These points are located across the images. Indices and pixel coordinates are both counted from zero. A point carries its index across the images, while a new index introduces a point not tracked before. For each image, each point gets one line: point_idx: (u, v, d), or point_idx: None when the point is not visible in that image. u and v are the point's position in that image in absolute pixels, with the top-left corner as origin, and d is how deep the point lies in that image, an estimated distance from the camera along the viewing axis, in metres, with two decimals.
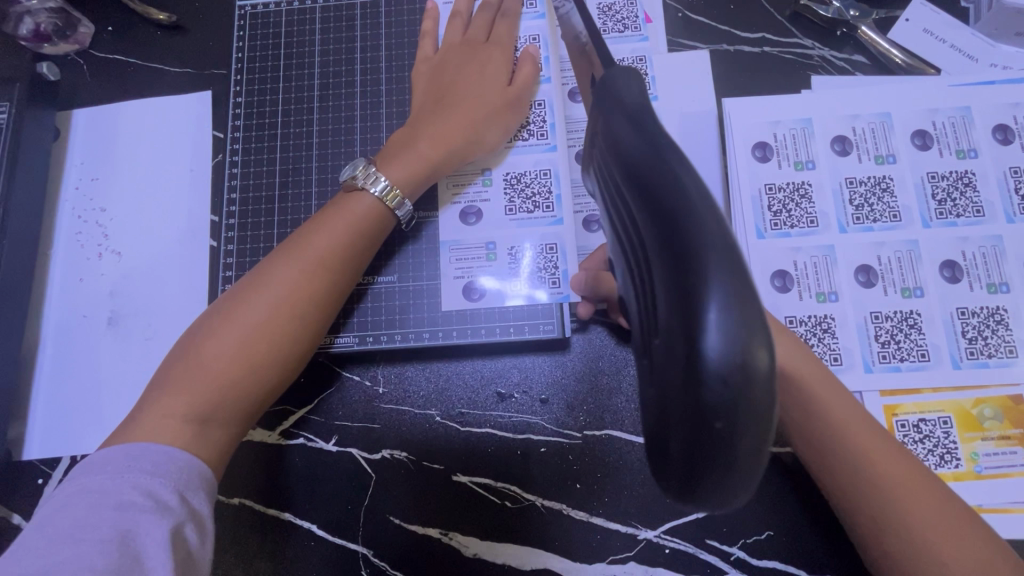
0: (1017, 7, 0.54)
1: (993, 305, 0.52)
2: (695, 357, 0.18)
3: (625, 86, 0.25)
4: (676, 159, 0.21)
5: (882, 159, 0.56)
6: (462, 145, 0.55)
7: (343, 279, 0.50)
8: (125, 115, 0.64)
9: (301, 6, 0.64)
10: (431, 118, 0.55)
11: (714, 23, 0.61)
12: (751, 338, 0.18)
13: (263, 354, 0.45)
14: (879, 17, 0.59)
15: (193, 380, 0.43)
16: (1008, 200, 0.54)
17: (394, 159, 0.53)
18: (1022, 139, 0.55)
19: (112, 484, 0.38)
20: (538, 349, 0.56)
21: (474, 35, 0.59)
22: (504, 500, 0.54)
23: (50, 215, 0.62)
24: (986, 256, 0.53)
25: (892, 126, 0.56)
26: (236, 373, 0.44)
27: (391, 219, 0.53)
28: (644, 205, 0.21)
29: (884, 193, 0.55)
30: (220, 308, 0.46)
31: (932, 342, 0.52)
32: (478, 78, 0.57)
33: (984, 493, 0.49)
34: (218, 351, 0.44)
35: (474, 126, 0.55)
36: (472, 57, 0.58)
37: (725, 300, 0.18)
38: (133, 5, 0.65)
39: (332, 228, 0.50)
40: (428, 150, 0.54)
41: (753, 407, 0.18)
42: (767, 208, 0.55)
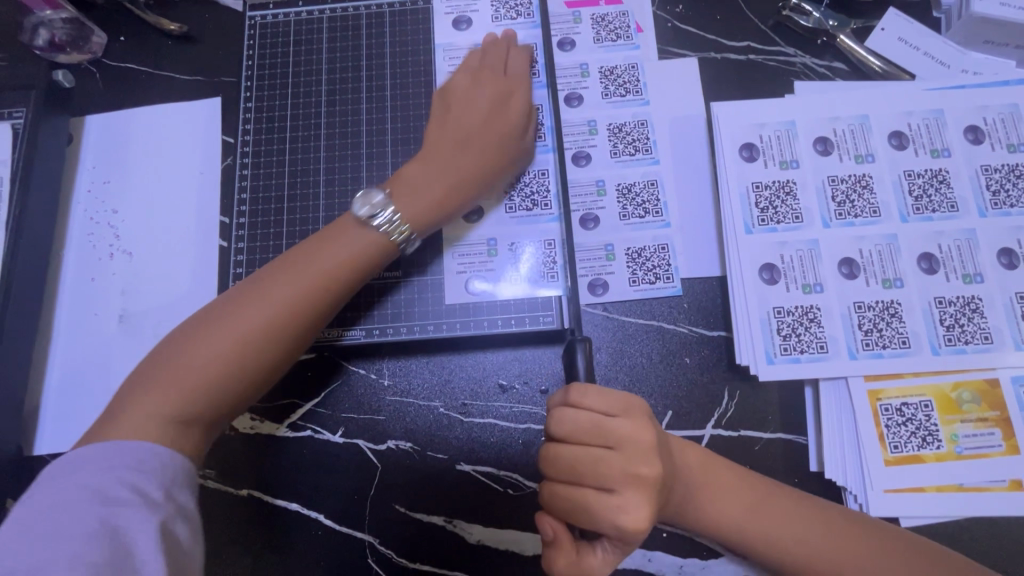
0: (984, 16, 0.58)
1: (969, 295, 0.55)
2: None
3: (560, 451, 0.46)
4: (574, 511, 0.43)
5: (862, 158, 0.59)
6: (473, 189, 0.56)
7: (338, 299, 0.51)
8: (136, 120, 0.67)
9: (309, 16, 0.67)
10: (446, 159, 0.56)
11: (702, 32, 0.65)
12: None
13: (243, 364, 0.46)
14: (856, 26, 0.63)
15: (176, 382, 0.44)
16: (980, 196, 0.57)
17: (406, 198, 0.54)
18: (992, 139, 0.58)
19: (97, 481, 0.38)
20: (538, 341, 0.59)
21: (492, 68, 0.60)
22: (507, 488, 0.55)
23: (63, 217, 0.64)
24: (960, 249, 0.56)
25: (871, 127, 0.59)
26: (218, 380, 0.45)
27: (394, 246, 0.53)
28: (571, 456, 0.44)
29: (864, 191, 0.58)
30: (213, 313, 0.47)
31: (912, 330, 0.55)
32: (493, 125, 0.57)
33: (963, 473, 0.52)
34: (206, 357, 0.45)
35: (485, 171, 0.56)
36: (492, 100, 0.58)
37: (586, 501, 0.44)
38: (146, 16, 0.67)
39: (335, 247, 0.51)
40: (439, 195, 0.55)
41: None
42: (754, 205, 0.58)
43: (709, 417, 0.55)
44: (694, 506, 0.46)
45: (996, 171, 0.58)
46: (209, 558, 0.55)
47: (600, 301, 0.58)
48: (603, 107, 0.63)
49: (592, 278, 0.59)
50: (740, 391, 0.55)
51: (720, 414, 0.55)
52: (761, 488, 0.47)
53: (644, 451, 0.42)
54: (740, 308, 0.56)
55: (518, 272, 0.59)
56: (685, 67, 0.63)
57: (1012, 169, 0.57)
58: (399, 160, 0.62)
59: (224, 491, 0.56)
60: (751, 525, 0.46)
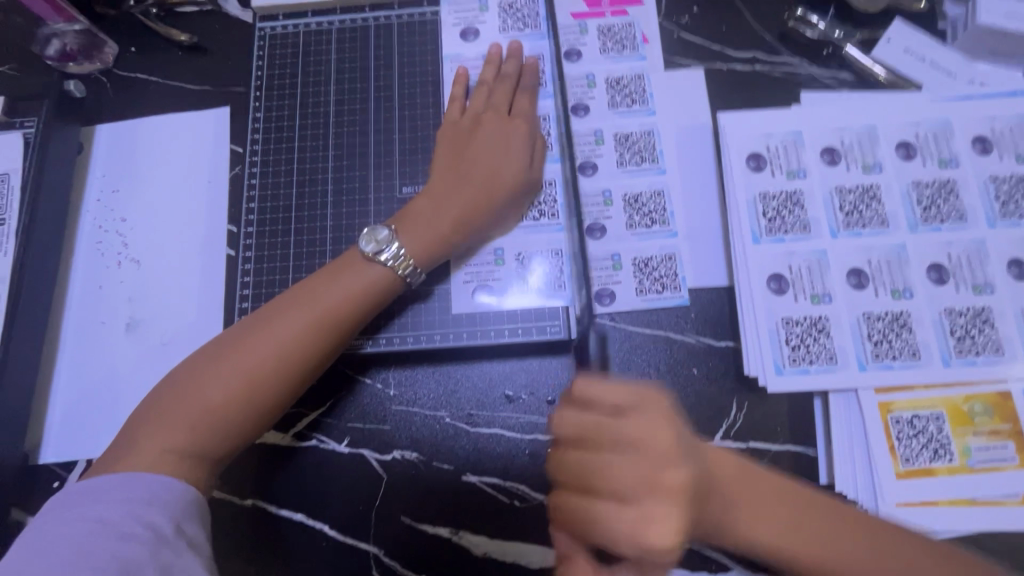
0: (989, 28, 0.59)
1: (979, 306, 0.54)
2: None
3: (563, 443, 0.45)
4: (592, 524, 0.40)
5: (869, 168, 0.59)
6: (479, 224, 0.57)
7: (344, 336, 0.52)
8: (146, 130, 0.67)
9: (318, 27, 0.68)
10: (453, 194, 0.56)
11: (708, 43, 0.65)
12: None
13: (252, 401, 0.48)
14: (862, 37, 0.64)
15: (187, 418, 0.46)
16: (989, 206, 0.57)
17: (413, 231, 0.55)
18: (1000, 149, 0.58)
19: (112, 515, 0.40)
20: (546, 351, 0.58)
21: (498, 103, 0.60)
22: (513, 499, 0.55)
23: (71, 226, 0.65)
24: (970, 259, 0.56)
25: (877, 138, 0.59)
26: (227, 417, 0.47)
27: (401, 284, 0.54)
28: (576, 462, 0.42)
29: (872, 201, 0.58)
30: (223, 349, 0.49)
31: (922, 341, 0.54)
32: (501, 158, 0.58)
33: (976, 487, 0.51)
34: (215, 394, 0.47)
35: (491, 207, 0.57)
36: (497, 138, 0.58)
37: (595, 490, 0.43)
38: (156, 27, 0.68)
39: (343, 285, 0.52)
40: (448, 230, 0.55)
41: None
42: (761, 215, 0.58)
43: (718, 429, 0.54)
44: (730, 521, 0.41)
45: (1005, 181, 0.57)
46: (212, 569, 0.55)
47: (607, 310, 0.58)
48: (609, 117, 0.63)
49: (599, 288, 0.59)
50: (749, 402, 0.55)
51: (728, 426, 0.54)
52: (799, 496, 0.42)
53: (663, 451, 0.40)
54: (748, 319, 0.56)
55: (525, 284, 0.59)
56: (691, 78, 0.64)
57: (1021, 180, 0.57)
58: (406, 169, 0.63)
59: (229, 501, 0.56)
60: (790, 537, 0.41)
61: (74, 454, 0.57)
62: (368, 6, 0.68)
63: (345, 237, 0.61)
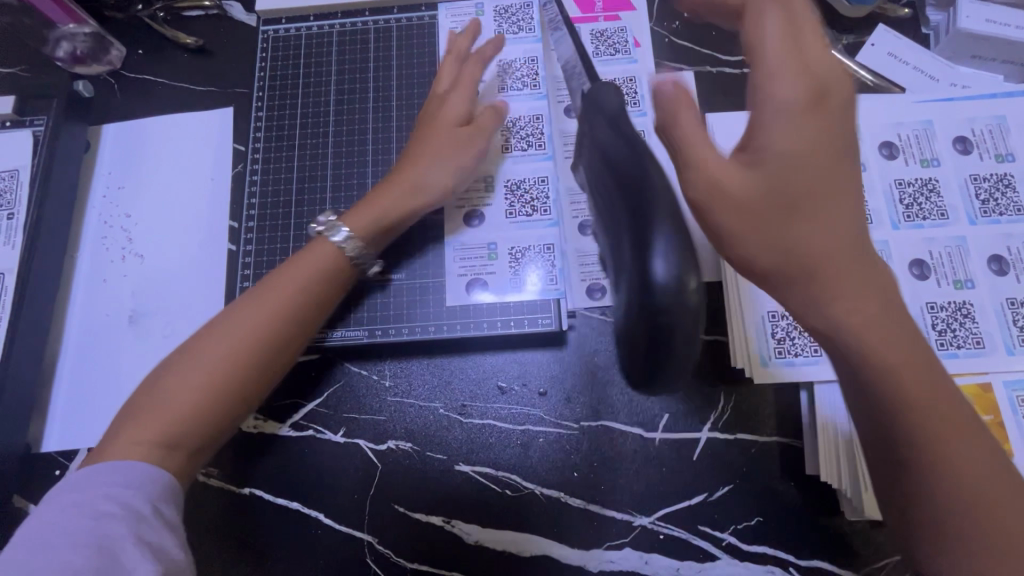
0: (969, 33, 0.61)
1: (960, 300, 0.56)
2: (649, 284, 0.31)
3: (608, 98, 0.36)
4: (652, 169, 0.33)
5: None
6: (410, 197, 0.56)
7: (306, 315, 0.50)
8: (152, 129, 0.69)
9: (319, 30, 0.70)
10: (388, 177, 0.57)
11: (697, 47, 0.67)
12: (685, 268, 0.31)
13: (225, 387, 0.46)
14: (847, 42, 0.66)
15: (156, 412, 0.44)
16: (970, 204, 0.59)
17: (348, 213, 0.55)
18: (980, 149, 0.60)
19: (84, 499, 0.40)
20: (537, 344, 0.60)
21: (440, 89, 0.61)
22: (505, 489, 0.56)
23: (78, 221, 0.66)
24: (951, 255, 0.57)
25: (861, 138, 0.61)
26: (200, 404, 0.45)
27: (343, 260, 0.53)
28: (617, 171, 0.34)
29: None
30: (188, 342, 0.47)
31: None
32: (435, 134, 0.58)
33: None
34: (181, 383, 0.45)
35: (421, 180, 0.56)
36: (431, 117, 0.59)
37: (665, 254, 0.31)
38: (164, 30, 0.70)
39: (301, 266, 0.51)
40: (377, 206, 0.55)
41: (684, 310, 0.30)
42: None
43: (705, 420, 0.56)
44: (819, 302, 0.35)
45: (985, 180, 0.59)
46: (212, 556, 0.56)
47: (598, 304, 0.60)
48: None
49: (590, 283, 0.61)
50: (736, 394, 0.57)
51: (716, 417, 0.56)
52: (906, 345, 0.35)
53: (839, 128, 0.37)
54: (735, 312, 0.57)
55: (518, 278, 0.60)
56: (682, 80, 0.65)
57: (1000, 179, 0.59)
58: None
59: (227, 490, 0.57)
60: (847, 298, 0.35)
61: (76, 443, 0.59)
62: (369, 10, 0.70)
63: None
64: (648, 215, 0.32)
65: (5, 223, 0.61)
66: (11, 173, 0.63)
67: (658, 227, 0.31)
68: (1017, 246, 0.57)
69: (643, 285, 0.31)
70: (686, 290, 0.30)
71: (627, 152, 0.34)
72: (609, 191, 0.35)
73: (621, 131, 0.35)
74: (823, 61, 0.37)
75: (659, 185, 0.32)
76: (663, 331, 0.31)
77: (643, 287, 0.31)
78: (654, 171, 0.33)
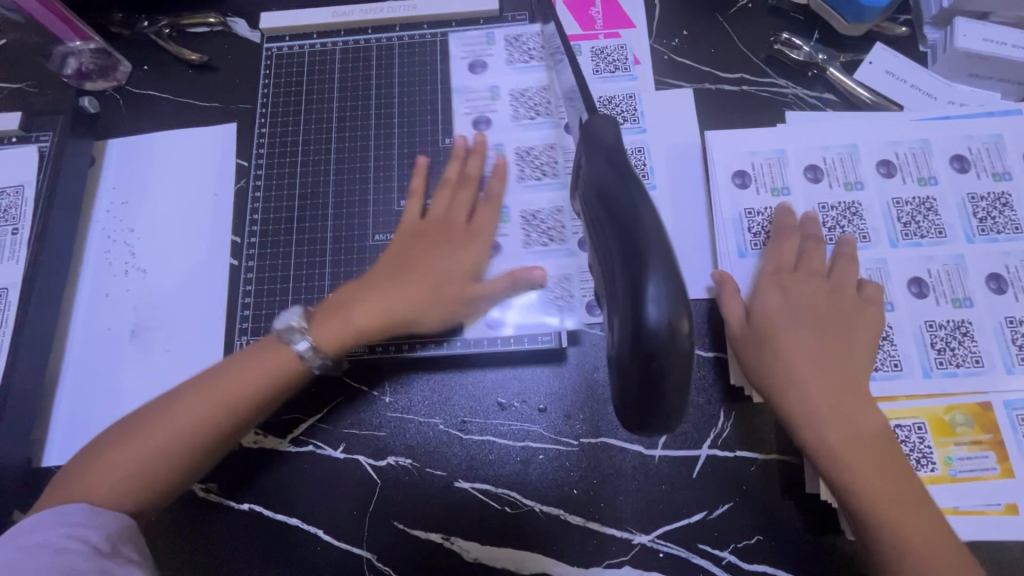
0: (966, 52, 0.61)
1: (958, 319, 0.56)
2: (642, 324, 0.29)
3: (603, 129, 0.34)
4: (643, 204, 0.30)
5: (850, 185, 0.61)
6: (398, 321, 0.52)
7: (248, 410, 0.48)
8: (156, 144, 0.70)
9: (323, 47, 0.71)
10: (378, 286, 0.52)
11: (697, 64, 0.68)
12: (679, 309, 0.28)
13: (151, 469, 0.46)
14: (845, 60, 0.66)
15: (85, 481, 0.45)
16: (968, 222, 0.59)
17: (324, 322, 0.51)
18: (977, 167, 0.60)
19: (47, 535, 0.41)
20: (537, 361, 0.60)
21: (455, 209, 0.57)
22: (505, 506, 0.56)
23: (82, 236, 0.67)
24: (949, 274, 0.57)
25: (858, 157, 0.61)
26: (125, 483, 0.45)
27: (301, 369, 0.50)
28: (607, 205, 0.31)
29: (853, 218, 0.60)
30: (136, 416, 0.48)
31: (904, 353, 0.55)
32: (429, 260, 0.54)
33: (959, 496, 0.52)
34: (115, 459, 0.45)
35: (413, 307, 0.52)
36: (438, 237, 0.56)
37: (657, 294, 0.28)
38: (169, 46, 0.71)
39: (250, 366, 0.48)
40: (358, 326, 0.51)
41: (678, 351, 0.29)
42: (746, 230, 0.60)
43: (706, 437, 0.56)
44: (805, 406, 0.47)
45: (982, 199, 0.59)
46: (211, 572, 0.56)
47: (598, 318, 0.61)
48: None
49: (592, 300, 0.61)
50: (737, 412, 0.57)
51: (716, 434, 0.56)
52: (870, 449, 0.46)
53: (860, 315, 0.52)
54: None
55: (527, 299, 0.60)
56: (681, 97, 0.66)
57: (998, 197, 0.59)
58: (405, 182, 0.65)
59: (226, 505, 0.57)
60: (841, 428, 0.46)
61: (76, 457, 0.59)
62: (371, 28, 0.71)
63: (346, 248, 0.63)
64: (637, 253, 0.29)
65: (9, 238, 0.62)
66: (17, 188, 0.64)
67: (649, 269, 0.29)
68: (1016, 265, 0.57)
69: (635, 327, 0.29)
70: (680, 333, 0.29)
71: (616, 181, 0.31)
72: (596, 219, 0.33)
73: (615, 162, 0.32)
74: (845, 273, 0.54)
75: (649, 218, 0.30)
76: (657, 374, 0.30)
77: (634, 329, 0.29)
78: (643, 202, 0.30)
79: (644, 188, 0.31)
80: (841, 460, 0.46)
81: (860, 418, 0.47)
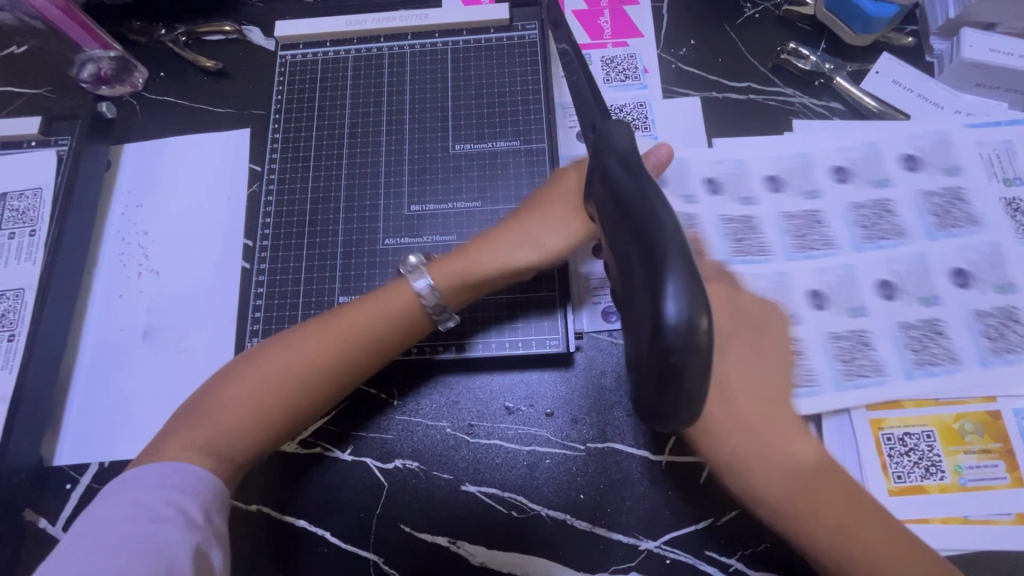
0: (973, 62, 0.62)
1: (857, 329, 0.57)
2: (661, 321, 0.27)
3: (619, 137, 0.34)
4: (660, 201, 0.29)
5: (746, 201, 0.62)
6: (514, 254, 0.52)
7: (372, 347, 0.50)
8: (170, 149, 0.71)
9: (336, 55, 0.72)
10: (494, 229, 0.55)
11: (704, 73, 0.68)
12: (699, 305, 0.26)
13: (280, 402, 0.47)
14: (852, 69, 0.67)
15: (211, 413, 0.45)
16: (853, 232, 0.60)
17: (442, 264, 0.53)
18: (858, 177, 0.62)
19: (148, 498, 0.41)
20: (543, 366, 0.60)
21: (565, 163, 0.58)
22: (511, 510, 0.56)
23: (98, 238, 0.68)
24: (840, 284, 0.58)
25: (746, 171, 0.63)
26: (252, 414, 0.46)
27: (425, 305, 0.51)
28: (625, 206, 0.30)
29: (752, 232, 0.61)
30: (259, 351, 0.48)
31: (817, 367, 0.55)
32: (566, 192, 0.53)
33: (968, 505, 0.52)
34: (242, 390, 0.46)
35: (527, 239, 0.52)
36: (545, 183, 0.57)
37: (677, 288, 0.26)
38: (185, 54, 0.73)
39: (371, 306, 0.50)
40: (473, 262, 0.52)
41: (699, 351, 0.27)
42: (790, 232, 0.60)
43: None
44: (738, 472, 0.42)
45: (866, 207, 0.61)
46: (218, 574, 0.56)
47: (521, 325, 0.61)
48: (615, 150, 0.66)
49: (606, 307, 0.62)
50: None
51: None
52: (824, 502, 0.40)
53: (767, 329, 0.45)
54: None
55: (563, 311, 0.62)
56: (690, 106, 0.67)
57: (1008, 202, 0.60)
58: (415, 188, 0.66)
59: (234, 507, 0.57)
60: (761, 461, 0.41)
61: (85, 456, 0.59)
62: (383, 36, 0.72)
63: (355, 252, 0.64)
64: (656, 252, 0.27)
65: (27, 239, 0.64)
66: (35, 191, 0.65)
67: (667, 264, 0.27)
68: (902, 270, 0.58)
69: (653, 326, 0.27)
70: (700, 330, 0.26)
71: (631, 184, 0.31)
72: (613, 225, 0.32)
73: (632, 165, 0.32)
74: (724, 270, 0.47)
75: (667, 218, 0.28)
76: (674, 374, 0.27)
77: (651, 327, 0.27)
78: (662, 202, 0.29)
79: (659, 190, 0.30)
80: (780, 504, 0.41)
81: (780, 448, 0.42)
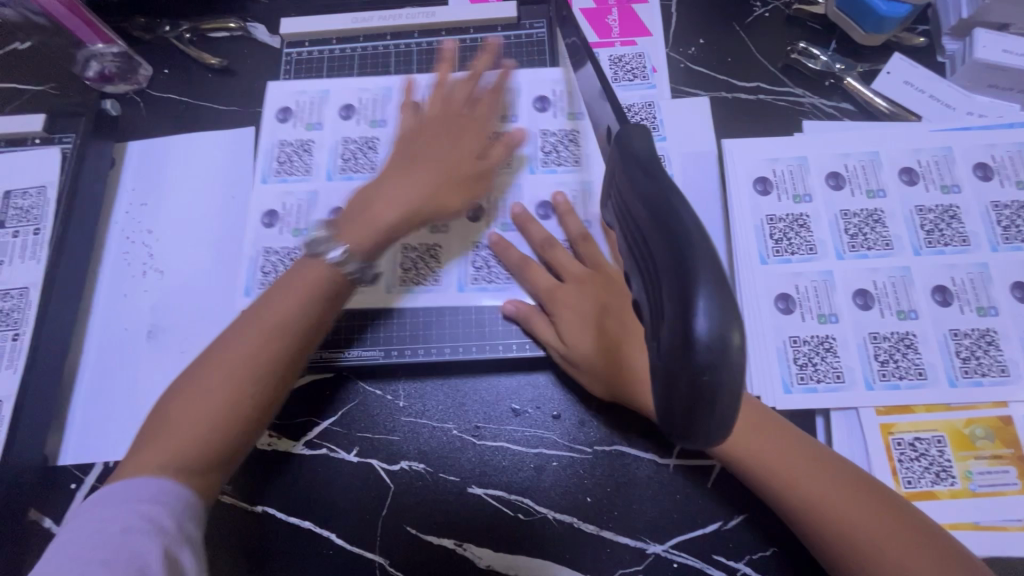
0: (988, 62, 0.61)
1: (823, 334, 0.57)
2: (691, 337, 0.26)
3: (640, 147, 0.33)
4: (688, 215, 0.28)
5: (799, 198, 0.61)
6: (367, 205, 0.54)
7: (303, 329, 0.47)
8: (174, 147, 0.70)
9: (341, 53, 0.72)
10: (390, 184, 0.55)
11: (714, 73, 0.68)
12: (729, 322, 0.26)
13: (236, 407, 0.44)
14: (863, 69, 0.66)
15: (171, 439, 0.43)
16: (839, 238, 0.60)
17: (351, 223, 0.52)
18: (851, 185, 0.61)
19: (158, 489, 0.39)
20: (549, 367, 0.60)
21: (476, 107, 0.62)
22: (517, 513, 0.56)
23: (101, 236, 0.68)
24: (817, 290, 0.58)
25: (808, 169, 0.62)
26: (215, 427, 0.44)
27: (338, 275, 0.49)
28: (651, 218, 0.30)
29: (801, 229, 0.60)
30: (201, 364, 0.45)
31: (846, 365, 0.56)
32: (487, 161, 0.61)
33: (979, 511, 0.51)
34: (192, 406, 0.44)
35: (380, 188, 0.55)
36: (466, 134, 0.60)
37: (710, 305, 0.26)
38: (189, 50, 0.72)
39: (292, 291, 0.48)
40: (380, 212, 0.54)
41: (731, 367, 0.26)
42: (769, 236, 0.60)
43: None
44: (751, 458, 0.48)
45: (930, 212, 0.60)
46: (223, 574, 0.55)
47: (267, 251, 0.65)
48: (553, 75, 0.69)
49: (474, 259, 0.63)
50: None
51: None
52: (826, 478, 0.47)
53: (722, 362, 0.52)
54: (756, 337, 0.57)
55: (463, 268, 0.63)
56: (699, 105, 0.66)
57: (1022, 206, 0.59)
58: None
59: (238, 508, 0.57)
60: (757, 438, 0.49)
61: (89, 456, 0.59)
62: (390, 34, 0.72)
63: None
64: (686, 263, 0.27)
65: (31, 237, 0.64)
66: (39, 189, 0.65)
67: (699, 279, 0.26)
68: (292, 201, 0.66)
69: (682, 341, 0.27)
70: (731, 346, 0.26)
71: (656, 196, 0.30)
72: (637, 235, 0.31)
73: (656, 176, 0.31)
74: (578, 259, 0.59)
75: (697, 231, 0.28)
76: (704, 391, 0.27)
77: (681, 343, 0.27)
78: (689, 217, 0.28)
79: (685, 200, 0.29)
80: (779, 477, 0.47)
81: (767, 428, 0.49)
